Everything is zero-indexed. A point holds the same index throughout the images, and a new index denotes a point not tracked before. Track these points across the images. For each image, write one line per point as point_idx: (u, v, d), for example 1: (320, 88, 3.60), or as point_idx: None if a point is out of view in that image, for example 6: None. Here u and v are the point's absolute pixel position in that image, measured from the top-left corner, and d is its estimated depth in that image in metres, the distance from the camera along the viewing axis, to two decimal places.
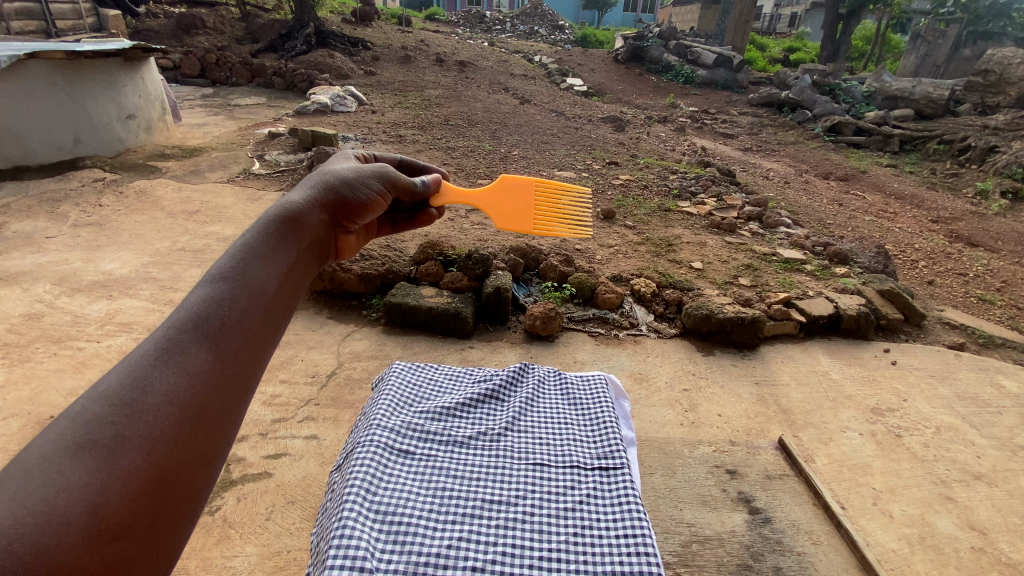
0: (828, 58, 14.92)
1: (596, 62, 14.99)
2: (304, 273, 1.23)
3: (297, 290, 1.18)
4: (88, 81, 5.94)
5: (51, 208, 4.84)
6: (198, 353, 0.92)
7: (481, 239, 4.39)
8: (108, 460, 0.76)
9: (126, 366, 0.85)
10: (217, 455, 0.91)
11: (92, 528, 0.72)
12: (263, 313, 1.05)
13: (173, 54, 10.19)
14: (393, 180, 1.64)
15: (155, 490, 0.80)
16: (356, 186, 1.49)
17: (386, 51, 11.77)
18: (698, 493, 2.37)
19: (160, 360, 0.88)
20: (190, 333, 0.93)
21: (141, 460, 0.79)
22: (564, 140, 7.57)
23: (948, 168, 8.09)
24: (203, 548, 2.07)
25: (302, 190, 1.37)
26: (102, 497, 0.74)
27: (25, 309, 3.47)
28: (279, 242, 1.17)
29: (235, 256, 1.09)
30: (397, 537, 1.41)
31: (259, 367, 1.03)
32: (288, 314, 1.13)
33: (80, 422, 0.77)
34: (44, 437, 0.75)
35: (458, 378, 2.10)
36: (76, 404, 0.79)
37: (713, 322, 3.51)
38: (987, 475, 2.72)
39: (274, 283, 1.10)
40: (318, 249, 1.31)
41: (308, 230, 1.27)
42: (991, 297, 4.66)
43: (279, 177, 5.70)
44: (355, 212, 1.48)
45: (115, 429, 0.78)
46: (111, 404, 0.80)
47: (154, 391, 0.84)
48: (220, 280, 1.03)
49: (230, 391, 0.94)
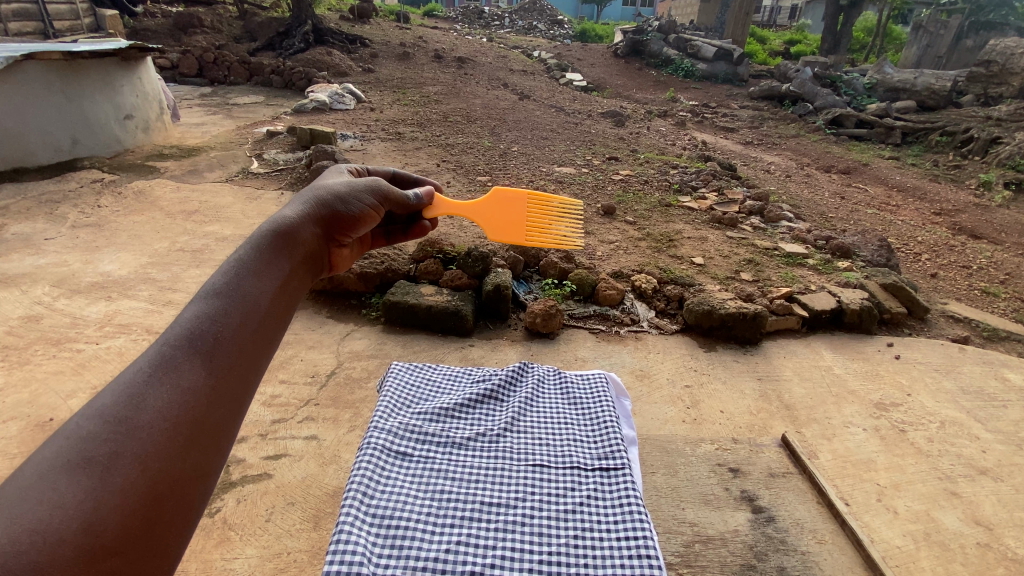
0: (829, 50, 14.78)
1: (596, 56, 14.91)
2: (300, 287, 1.21)
3: (292, 303, 1.16)
4: (84, 81, 5.92)
5: (49, 210, 4.83)
6: (192, 369, 0.90)
7: (480, 236, 4.36)
8: (102, 478, 0.74)
9: (121, 384, 0.83)
10: (213, 471, 0.88)
11: (87, 545, 0.70)
12: (258, 326, 1.03)
13: (170, 53, 10.17)
14: (387, 193, 1.62)
15: (150, 506, 0.78)
16: (349, 200, 1.47)
17: (383, 48, 11.71)
18: (701, 492, 2.35)
19: (154, 375, 0.86)
20: (184, 348, 0.91)
21: (135, 476, 0.77)
22: (563, 136, 7.53)
23: (950, 159, 8.03)
24: (203, 550, 2.06)
25: (294, 205, 1.35)
26: (96, 516, 0.71)
27: (24, 311, 3.46)
28: (272, 256, 1.15)
29: (228, 271, 1.08)
30: (395, 541, 1.40)
31: (254, 381, 1.01)
32: (284, 326, 1.12)
33: (76, 439, 0.75)
34: (38, 457, 0.73)
35: (457, 378, 2.08)
36: (70, 423, 0.77)
37: (715, 318, 3.48)
38: (992, 469, 2.69)
39: (268, 296, 1.08)
40: (312, 262, 1.29)
41: (302, 244, 1.25)
42: (996, 290, 4.62)
43: (278, 177, 5.68)
44: (349, 226, 1.45)
45: (109, 447, 0.76)
46: (106, 422, 0.78)
47: (147, 408, 0.82)
48: (213, 296, 1.01)
49: (226, 405, 0.92)
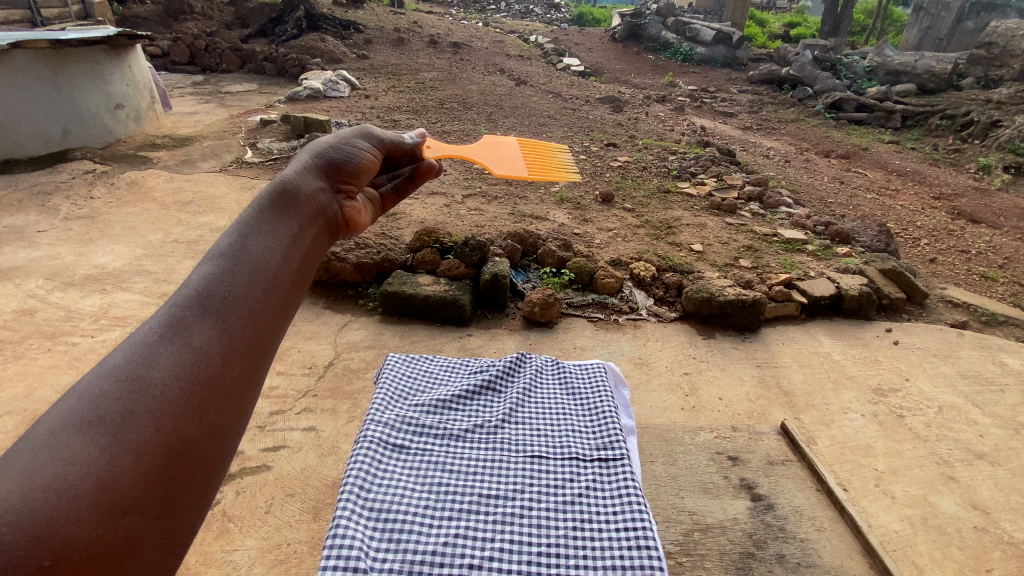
0: (828, 33, 14.41)
1: (594, 40, 14.71)
2: (311, 246, 1.19)
3: (306, 261, 1.14)
4: (73, 70, 5.84)
5: (42, 201, 4.79)
6: (203, 328, 0.89)
7: (478, 225, 4.33)
8: (117, 436, 0.72)
9: (131, 345, 0.82)
10: (232, 434, 0.87)
11: (104, 503, 0.68)
12: (270, 287, 1.01)
13: (161, 41, 10.00)
14: (379, 140, 1.59)
15: (168, 464, 0.76)
16: (341, 148, 1.44)
17: (377, 33, 11.52)
18: (699, 481, 2.35)
19: (165, 337, 0.85)
20: (194, 308, 0.90)
21: (149, 434, 0.75)
22: (561, 122, 7.46)
23: (950, 143, 7.99)
24: (202, 543, 2.06)
25: (293, 166, 1.33)
26: (111, 474, 0.70)
27: (19, 305, 3.44)
28: (276, 217, 1.13)
29: (235, 234, 1.06)
30: (392, 535, 1.40)
31: (271, 348, 0.98)
32: (301, 286, 1.10)
33: (87, 398, 0.74)
34: (51, 415, 0.72)
35: (453, 369, 2.05)
36: (81, 383, 0.76)
37: (714, 305, 3.47)
38: (989, 454, 2.70)
39: (277, 256, 1.06)
40: (321, 223, 1.26)
41: (305, 204, 1.23)
42: (994, 274, 4.62)
43: (271, 166, 5.63)
44: (348, 176, 1.42)
45: (123, 404, 0.75)
46: (118, 381, 0.77)
47: (159, 367, 0.81)
48: (220, 258, 1.00)
49: (242, 366, 0.91)
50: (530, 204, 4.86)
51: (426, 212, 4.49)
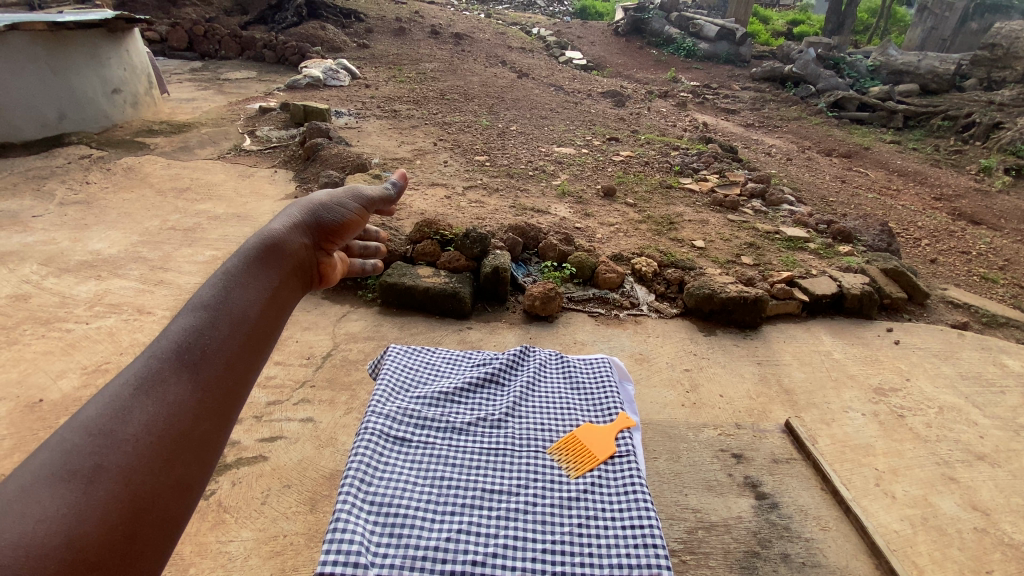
0: (833, 32, 14.36)
1: (597, 33, 14.58)
2: (290, 299, 1.19)
3: (284, 313, 1.15)
4: (70, 53, 5.75)
5: (37, 186, 4.73)
6: (179, 382, 0.90)
7: (478, 217, 4.28)
8: (86, 491, 0.73)
9: (106, 398, 0.84)
10: (198, 484, 0.87)
11: (71, 560, 0.69)
12: (246, 339, 1.03)
13: (159, 26, 9.86)
14: (370, 199, 1.49)
15: (131, 520, 0.77)
16: (333, 205, 1.38)
17: (379, 22, 11.34)
18: (704, 478, 2.34)
19: (140, 392, 0.86)
20: (171, 362, 0.92)
21: (117, 490, 0.76)
22: (562, 115, 7.40)
23: (952, 144, 7.97)
24: (196, 533, 2.03)
25: (280, 218, 1.30)
26: (78, 530, 0.71)
27: (12, 290, 3.38)
28: (260, 270, 1.14)
29: (217, 283, 1.07)
30: (395, 530, 1.37)
31: (242, 399, 1.00)
32: (274, 339, 1.11)
33: (60, 453, 0.75)
34: (21, 471, 0.72)
35: (455, 362, 2.02)
36: (54, 436, 0.77)
37: (715, 302, 3.43)
38: (989, 455, 2.69)
39: (256, 309, 1.07)
40: (299, 275, 1.24)
41: (287, 258, 1.21)
42: (994, 276, 4.61)
43: (270, 154, 5.57)
44: (334, 233, 1.36)
45: (94, 459, 0.76)
46: (90, 435, 0.78)
47: (132, 422, 0.82)
48: (201, 308, 1.02)
49: (213, 418, 0.92)
50: (531, 197, 4.82)
51: (425, 203, 4.45)
